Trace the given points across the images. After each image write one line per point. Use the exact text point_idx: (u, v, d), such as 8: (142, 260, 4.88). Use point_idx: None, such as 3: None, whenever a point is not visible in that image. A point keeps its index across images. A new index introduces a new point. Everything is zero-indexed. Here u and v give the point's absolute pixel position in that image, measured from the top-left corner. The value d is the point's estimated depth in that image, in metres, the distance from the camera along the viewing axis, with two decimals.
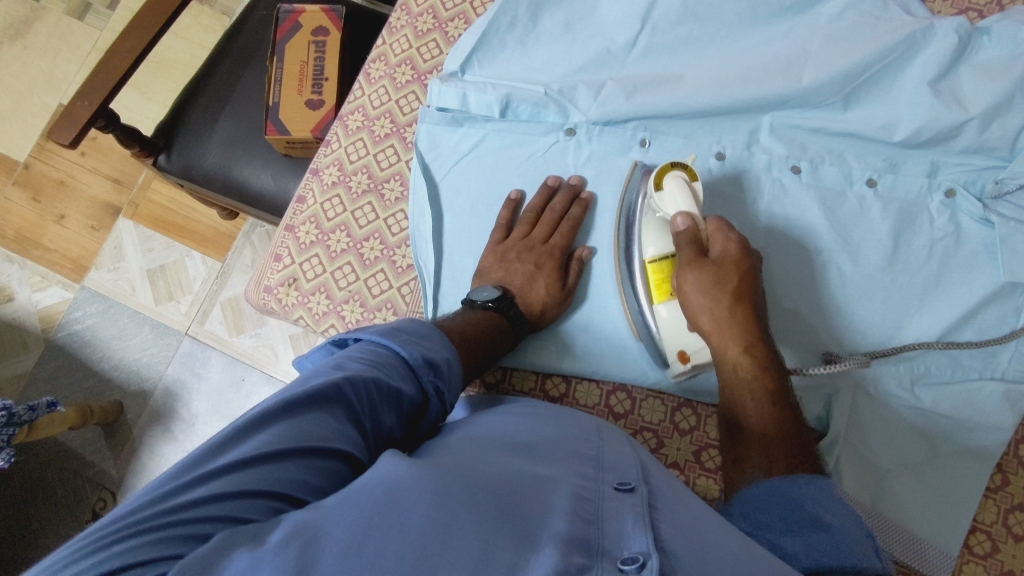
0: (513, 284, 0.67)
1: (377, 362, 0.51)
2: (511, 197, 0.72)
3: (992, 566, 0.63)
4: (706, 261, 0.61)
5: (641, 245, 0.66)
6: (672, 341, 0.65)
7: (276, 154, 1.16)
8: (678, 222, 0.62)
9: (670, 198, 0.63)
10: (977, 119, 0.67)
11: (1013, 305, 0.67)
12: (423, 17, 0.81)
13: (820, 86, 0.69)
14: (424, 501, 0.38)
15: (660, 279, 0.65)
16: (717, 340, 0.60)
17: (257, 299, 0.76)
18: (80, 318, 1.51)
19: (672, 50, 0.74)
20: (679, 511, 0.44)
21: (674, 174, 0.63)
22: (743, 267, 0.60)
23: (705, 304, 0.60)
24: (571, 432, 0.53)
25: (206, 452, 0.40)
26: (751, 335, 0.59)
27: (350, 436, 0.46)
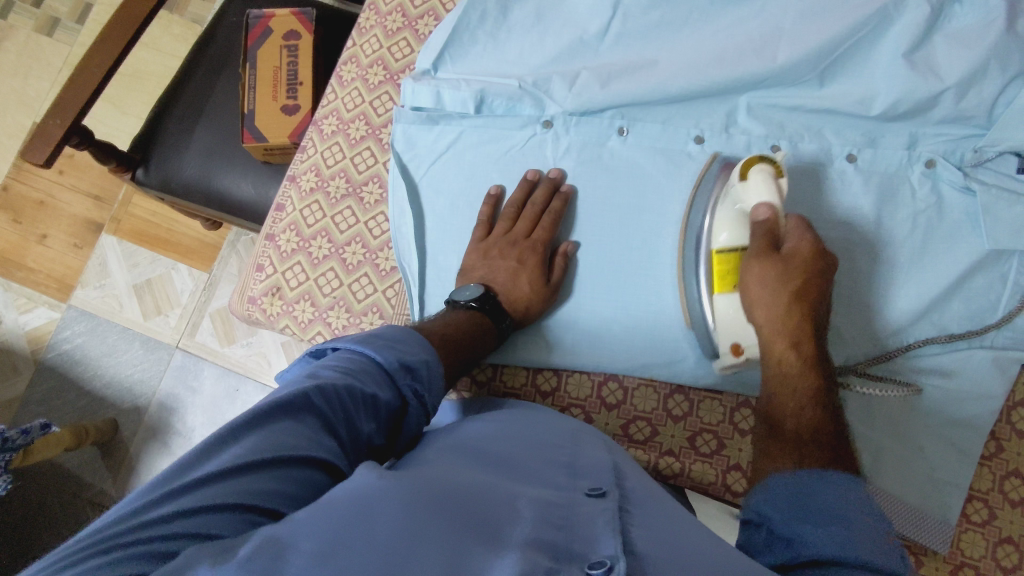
0: (497, 281, 0.67)
1: (350, 370, 0.52)
2: (489, 192, 0.71)
3: (991, 532, 0.65)
4: (776, 256, 0.58)
5: (713, 231, 0.63)
6: (727, 333, 0.62)
7: (255, 161, 1.15)
8: (757, 212, 0.60)
9: (754, 191, 0.61)
10: (953, 88, 0.67)
11: (999, 273, 0.67)
12: (392, 16, 0.80)
13: (795, 64, 0.68)
14: (393, 511, 0.38)
15: (724, 270, 0.62)
16: (768, 334, 0.58)
17: (242, 311, 0.75)
18: (68, 337, 1.50)
19: (645, 35, 0.73)
20: (652, 514, 0.45)
21: (761, 167, 0.61)
22: (817, 267, 0.57)
23: (765, 299, 0.58)
24: (547, 439, 0.55)
25: (180, 466, 0.40)
26: (804, 336, 0.57)
27: (325, 444, 0.46)
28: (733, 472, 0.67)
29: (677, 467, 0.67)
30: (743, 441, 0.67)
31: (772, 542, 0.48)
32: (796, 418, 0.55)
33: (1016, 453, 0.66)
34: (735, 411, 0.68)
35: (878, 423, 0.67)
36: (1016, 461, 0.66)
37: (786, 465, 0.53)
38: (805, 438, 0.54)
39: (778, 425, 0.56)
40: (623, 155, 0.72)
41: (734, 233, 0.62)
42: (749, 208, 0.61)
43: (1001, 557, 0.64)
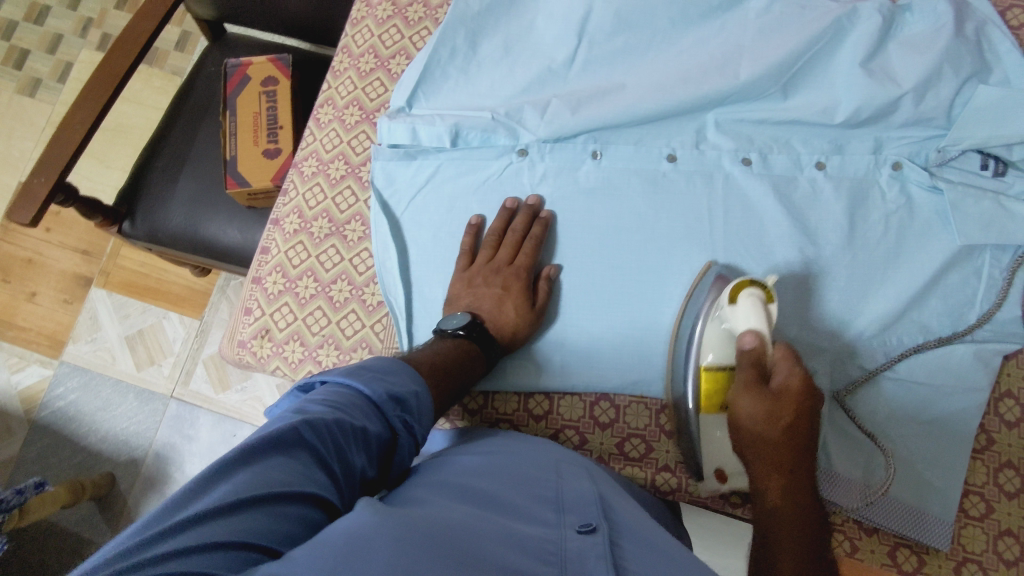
0: (483, 308, 0.68)
1: (339, 404, 0.52)
2: (470, 222, 0.72)
3: (990, 526, 0.65)
4: (765, 389, 0.57)
5: (701, 346, 0.64)
6: (711, 458, 0.64)
7: (239, 206, 1.16)
8: (744, 339, 0.60)
9: (742, 315, 0.61)
10: (911, 93, 0.69)
11: (973, 267, 0.70)
12: (365, 57, 0.81)
13: (758, 79, 0.70)
14: (386, 548, 0.39)
15: (713, 391, 0.62)
16: (761, 470, 0.57)
17: (232, 355, 0.75)
18: (62, 393, 1.49)
19: (611, 61, 0.75)
20: (641, 544, 0.47)
21: (750, 291, 0.61)
22: (805, 404, 0.56)
23: (755, 433, 0.57)
24: (531, 474, 0.55)
25: (168, 507, 0.39)
26: (798, 478, 0.56)
27: (317, 479, 0.46)
28: None
29: (675, 483, 0.69)
30: None
31: None
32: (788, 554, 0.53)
33: (1007, 444, 0.67)
34: None
35: (867, 421, 0.68)
36: (1008, 453, 0.67)
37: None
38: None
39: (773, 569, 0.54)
40: (598, 177, 0.73)
41: (722, 354, 0.63)
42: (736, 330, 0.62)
43: (1003, 550, 0.65)
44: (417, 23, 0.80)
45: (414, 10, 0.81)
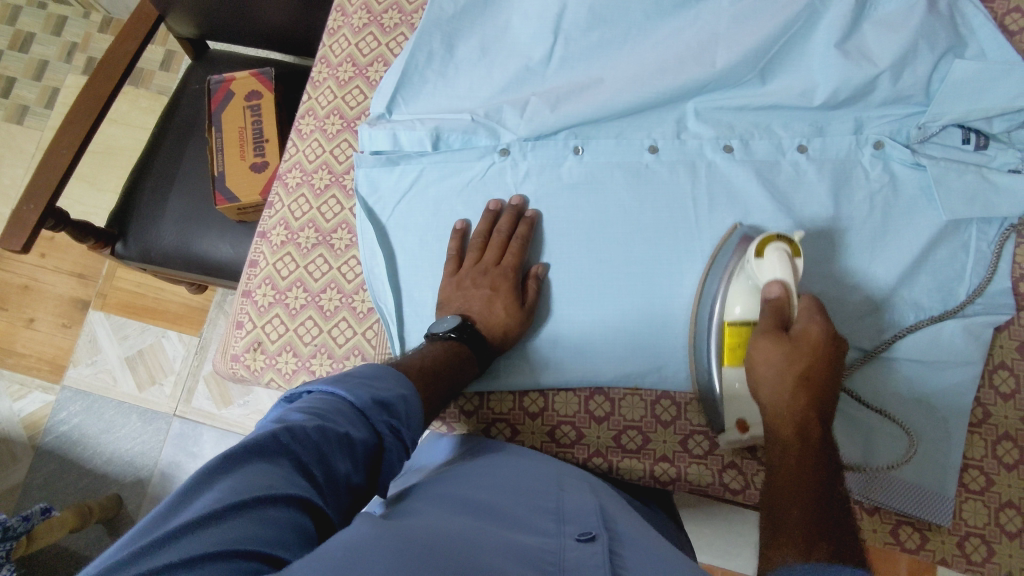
0: (473, 310, 0.68)
1: (322, 412, 0.52)
2: (455, 227, 0.72)
3: (991, 499, 0.65)
4: (784, 335, 0.56)
5: (726, 301, 0.64)
6: (733, 410, 0.64)
7: (230, 222, 1.17)
8: (770, 289, 0.60)
9: (768, 271, 0.61)
10: (887, 71, 0.69)
11: (960, 242, 0.70)
12: (343, 66, 0.81)
13: (734, 66, 0.71)
14: (385, 560, 0.39)
15: (736, 345, 0.62)
16: (773, 417, 0.56)
17: (225, 370, 0.75)
18: (65, 418, 1.50)
19: (588, 56, 0.75)
20: (640, 551, 0.48)
21: (777, 245, 0.61)
22: (825, 352, 0.55)
23: (771, 380, 0.56)
24: (531, 487, 0.56)
25: (157, 519, 0.39)
26: (812, 422, 0.55)
27: (299, 483, 0.45)
28: (727, 471, 0.69)
29: (674, 472, 0.70)
30: None
31: None
32: (800, 503, 0.52)
33: (1003, 416, 0.67)
34: None
35: (865, 402, 0.68)
36: (1005, 425, 0.67)
37: (791, 558, 0.49)
38: (803, 530, 0.50)
39: (781, 518, 0.52)
40: (580, 173, 0.73)
41: (748, 307, 0.62)
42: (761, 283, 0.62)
43: (1004, 522, 0.65)
44: (393, 30, 0.80)
45: (389, 16, 0.81)
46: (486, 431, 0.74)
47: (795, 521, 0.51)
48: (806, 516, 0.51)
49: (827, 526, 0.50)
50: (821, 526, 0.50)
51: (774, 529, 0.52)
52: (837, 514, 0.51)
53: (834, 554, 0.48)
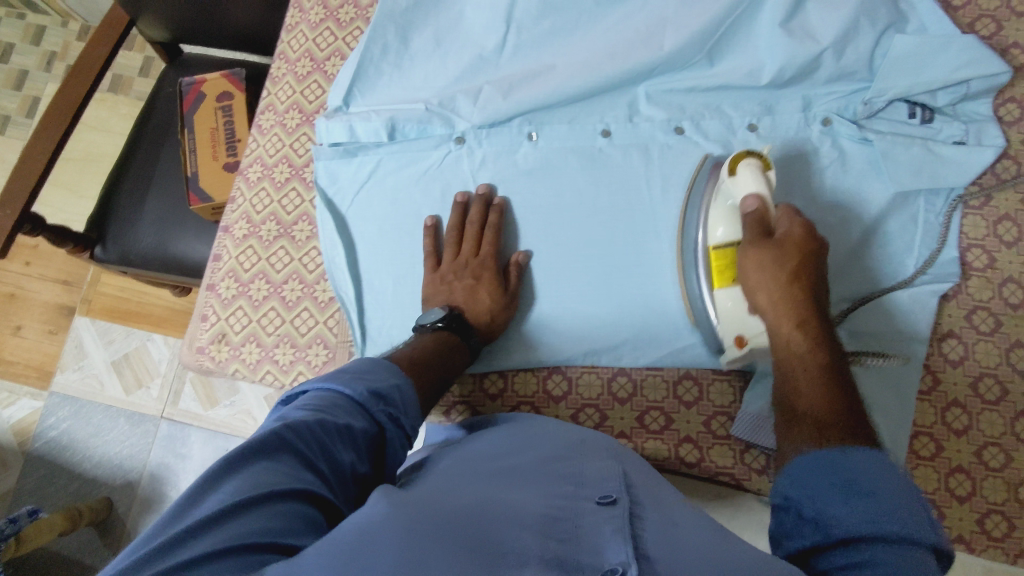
0: (458, 301, 0.69)
1: (320, 407, 0.53)
2: (427, 223, 0.73)
3: (942, 464, 0.68)
4: (769, 242, 0.62)
5: (709, 226, 0.67)
6: (730, 326, 0.65)
7: (210, 225, 1.18)
8: (746, 203, 0.63)
9: (743, 184, 0.64)
10: (830, 48, 0.70)
11: (909, 215, 0.72)
12: (301, 61, 0.82)
13: (681, 49, 0.72)
14: (396, 539, 0.40)
15: (724, 265, 0.65)
16: (773, 318, 0.61)
17: (193, 362, 0.77)
18: (54, 423, 1.51)
19: (541, 43, 0.76)
20: (658, 516, 0.47)
21: (749, 160, 0.64)
22: (808, 248, 0.61)
23: (767, 285, 0.61)
24: (551, 456, 0.56)
25: (168, 518, 0.39)
26: (808, 313, 0.59)
27: (307, 477, 0.46)
28: (684, 445, 0.69)
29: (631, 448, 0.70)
30: (692, 414, 0.70)
31: (802, 523, 0.46)
32: (812, 394, 0.55)
33: (952, 383, 0.69)
34: (677, 384, 0.71)
35: None
36: (955, 392, 0.69)
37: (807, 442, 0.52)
38: (818, 412, 0.54)
39: (796, 414, 0.56)
40: (536, 159, 0.75)
41: (730, 227, 0.65)
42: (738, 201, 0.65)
43: (954, 486, 0.67)
44: (349, 24, 0.81)
45: (345, 11, 0.82)
46: (447, 413, 0.75)
47: (811, 412, 0.55)
48: (821, 401, 0.55)
49: (841, 403, 0.54)
50: (834, 406, 0.54)
51: (789, 432, 0.55)
52: (849, 387, 0.56)
53: (849, 433, 0.51)
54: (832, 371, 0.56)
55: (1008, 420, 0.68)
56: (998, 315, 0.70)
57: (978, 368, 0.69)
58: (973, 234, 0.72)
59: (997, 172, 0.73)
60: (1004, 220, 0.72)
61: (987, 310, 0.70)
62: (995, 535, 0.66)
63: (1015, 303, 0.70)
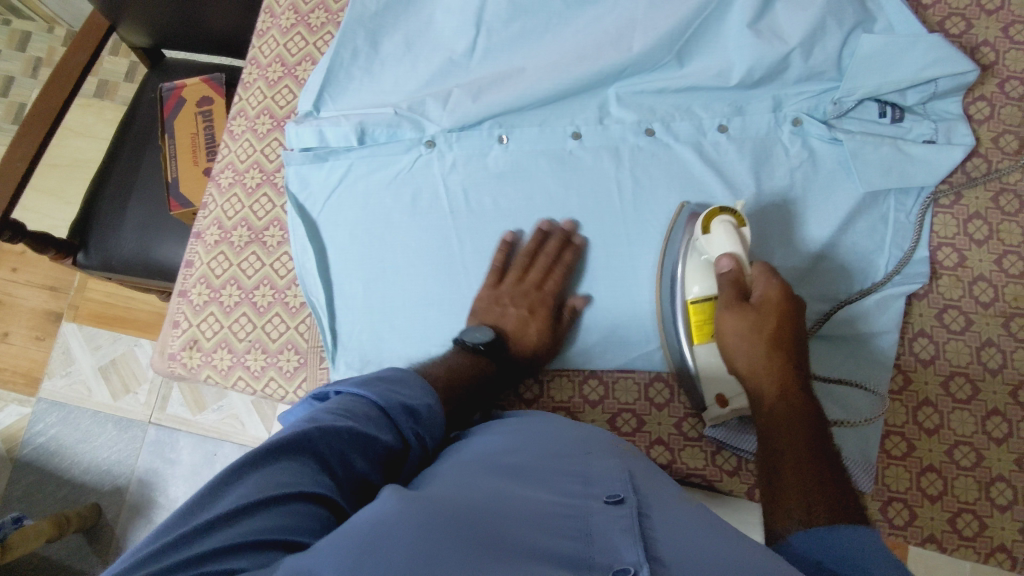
0: (505, 326, 0.69)
1: (350, 414, 0.52)
2: (505, 238, 0.72)
3: (913, 464, 0.67)
4: (746, 305, 0.62)
5: (685, 281, 0.67)
6: (710, 384, 0.66)
7: (183, 228, 1.18)
8: (722, 263, 0.63)
9: (717, 243, 0.64)
10: (798, 49, 0.70)
11: (879, 214, 0.71)
12: (272, 66, 0.82)
13: (649, 51, 0.72)
14: (409, 534, 0.39)
15: (702, 321, 0.65)
16: (754, 381, 0.61)
17: (164, 368, 0.77)
18: (42, 430, 1.51)
19: (511, 46, 0.76)
20: (670, 513, 0.45)
21: (722, 218, 0.64)
22: (785, 310, 0.61)
23: (745, 352, 0.61)
24: (559, 450, 0.55)
25: (188, 512, 0.40)
26: (788, 378, 0.59)
27: (323, 481, 0.46)
28: (655, 446, 0.70)
29: None
30: (663, 416, 0.70)
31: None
32: (796, 462, 0.53)
33: (923, 382, 0.69)
34: (648, 386, 0.71)
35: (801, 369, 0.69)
36: (926, 390, 0.69)
37: (797, 518, 0.49)
38: (805, 481, 0.51)
39: (778, 481, 0.53)
40: (506, 162, 0.74)
41: (706, 286, 0.66)
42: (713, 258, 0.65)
43: (926, 486, 0.67)
44: (320, 29, 0.82)
45: (316, 15, 0.82)
46: None
47: (795, 482, 0.52)
48: (806, 469, 0.52)
49: (825, 473, 0.52)
50: (819, 476, 0.51)
51: (774, 497, 0.52)
52: (832, 455, 0.54)
53: (835, 507, 0.49)
54: (815, 438, 0.54)
55: (979, 418, 0.67)
56: (968, 314, 0.70)
57: (949, 367, 0.69)
58: (944, 233, 0.72)
59: (967, 170, 0.73)
60: (974, 219, 0.72)
61: (957, 308, 0.70)
62: (967, 534, 0.65)
63: (985, 302, 0.70)
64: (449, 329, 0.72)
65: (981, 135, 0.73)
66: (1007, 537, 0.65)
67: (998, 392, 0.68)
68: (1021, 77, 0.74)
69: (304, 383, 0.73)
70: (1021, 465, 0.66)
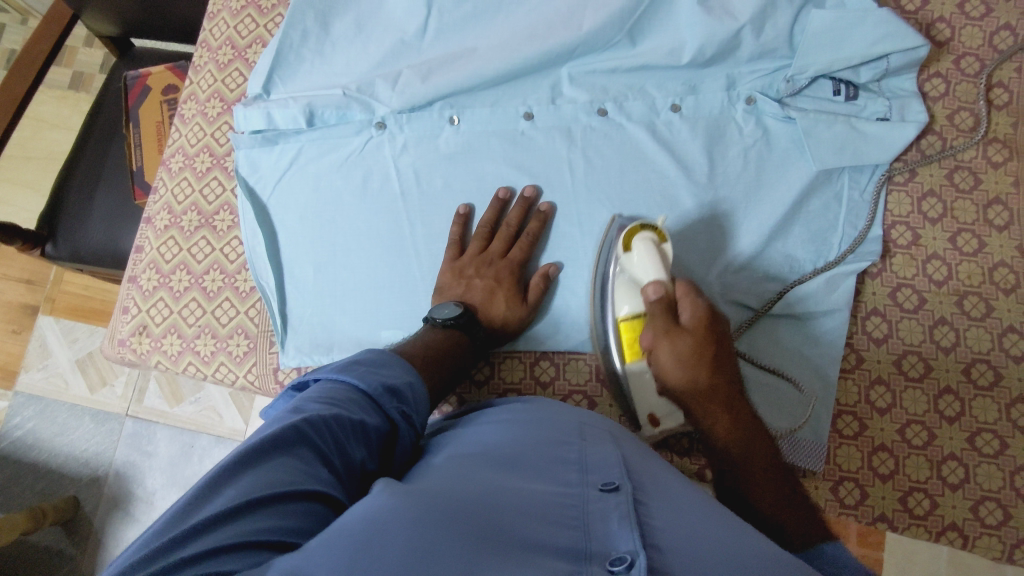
0: (473, 300, 0.68)
1: (335, 401, 0.51)
2: (458, 212, 0.72)
3: (865, 443, 0.67)
4: (681, 330, 0.57)
5: (615, 301, 0.64)
6: (642, 403, 0.64)
7: (140, 212, 1.16)
8: (649, 289, 0.60)
9: (638, 260, 0.62)
10: (749, 25, 0.69)
11: (833, 192, 0.71)
12: (222, 49, 0.82)
13: (599, 29, 0.71)
14: (405, 529, 0.37)
15: (633, 340, 0.63)
16: (701, 405, 0.57)
17: (114, 354, 0.78)
18: (19, 423, 1.51)
19: (463, 26, 0.76)
20: (665, 502, 0.44)
21: (643, 235, 0.63)
22: (715, 330, 0.58)
23: (685, 375, 0.57)
24: (551, 436, 0.52)
25: (180, 512, 0.38)
26: (733, 405, 0.57)
27: (321, 476, 0.44)
28: None
29: None
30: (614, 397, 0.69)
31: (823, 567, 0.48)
32: (762, 492, 0.54)
33: (876, 361, 0.68)
34: (600, 368, 0.70)
35: (763, 351, 0.69)
36: (879, 369, 0.68)
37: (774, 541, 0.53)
38: (775, 507, 0.54)
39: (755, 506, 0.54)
40: (458, 143, 0.74)
41: (636, 302, 0.63)
42: (639, 277, 0.62)
43: (878, 465, 0.66)
44: (270, 11, 0.82)
45: None
46: None
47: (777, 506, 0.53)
48: (773, 497, 0.54)
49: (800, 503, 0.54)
50: (788, 503, 0.53)
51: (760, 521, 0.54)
52: (790, 475, 0.56)
53: (816, 533, 0.51)
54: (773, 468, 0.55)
55: (933, 397, 0.67)
56: (921, 292, 0.69)
57: (903, 345, 0.68)
58: (898, 210, 0.71)
59: (921, 148, 0.72)
60: (928, 196, 0.71)
61: (911, 287, 0.69)
62: (918, 512, 0.65)
63: (939, 280, 0.69)
64: (399, 312, 0.71)
65: (936, 113, 0.73)
66: (959, 515, 0.64)
67: (950, 370, 0.67)
68: (976, 53, 0.73)
69: (254, 367, 0.73)
70: (973, 443, 0.65)
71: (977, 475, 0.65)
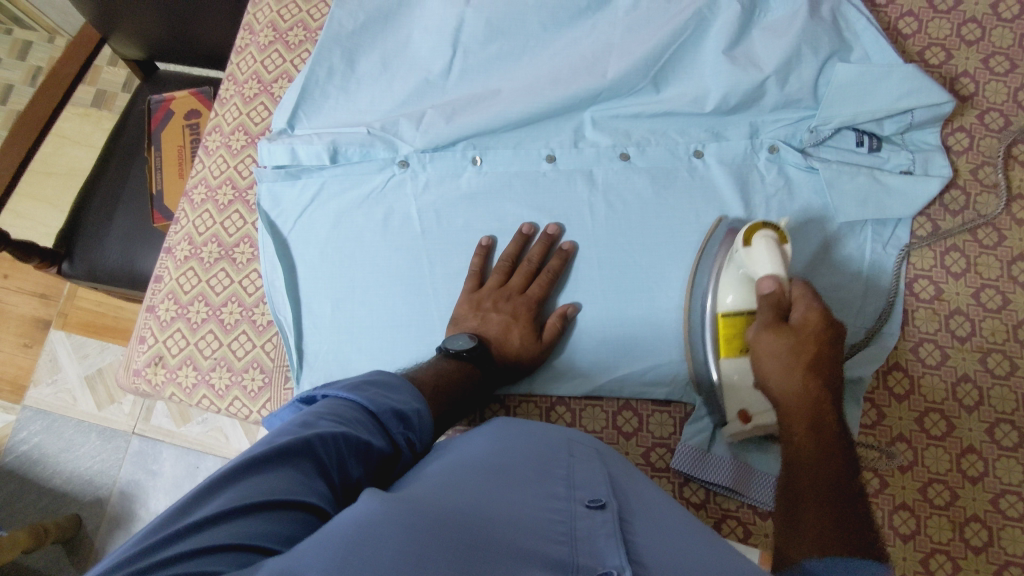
0: (489, 333, 0.67)
1: (343, 419, 0.49)
2: (481, 243, 0.72)
3: (885, 502, 0.65)
4: (785, 327, 0.56)
5: (718, 293, 0.65)
6: (733, 400, 0.64)
7: (159, 235, 1.17)
8: (763, 284, 0.59)
9: (756, 256, 0.61)
10: (773, 76, 0.69)
11: (855, 243, 0.71)
12: (248, 83, 0.83)
13: (624, 75, 0.71)
14: (397, 535, 0.36)
15: (731, 335, 0.63)
16: (787, 410, 0.55)
17: (129, 383, 0.78)
18: (25, 438, 1.51)
19: (488, 68, 0.76)
20: (651, 523, 0.44)
21: (764, 232, 0.62)
22: (824, 340, 0.55)
23: (778, 373, 0.56)
24: (540, 449, 0.51)
25: (176, 511, 0.38)
26: (828, 417, 0.53)
27: (318, 489, 0.43)
28: None
29: None
30: (629, 448, 0.68)
31: None
32: (816, 521, 0.48)
33: (898, 418, 0.67)
34: (617, 415, 0.69)
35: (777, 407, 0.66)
36: (900, 426, 0.67)
37: (802, 554, 0.47)
38: (823, 532, 0.48)
39: (797, 513, 0.50)
40: (479, 183, 0.74)
41: (740, 297, 0.63)
42: (751, 272, 0.62)
43: (898, 525, 0.64)
44: (297, 47, 0.83)
45: (294, 34, 0.83)
46: None
47: (813, 518, 0.49)
48: (823, 510, 0.49)
49: (844, 520, 0.48)
50: (842, 528, 0.47)
51: (788, 526, 0.50)
52: (857, 506, 0.49)
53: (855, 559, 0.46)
54: (844, 485, 0.50)
55: (955, 456, 0.65)
56: (944, 348, 0.68)
57: (924, 403, 0.67)
58: (920, 264, 0.70)
59: (945, 203, 0.72)
60: (951, 251, 0.70)
61: (933, 342, 0.68)
62: None
63: (961, 336, 0.68)
64: (415, 351, 0.71)
65: (960, 167, 0.72)
66: None
67: (974, 429, 0.66)
68: (1000, 109, 0.73)
69: (267, 404, 0.73)
70: (997, 505, 0.64)
71: (1001, 539, 0.63)
